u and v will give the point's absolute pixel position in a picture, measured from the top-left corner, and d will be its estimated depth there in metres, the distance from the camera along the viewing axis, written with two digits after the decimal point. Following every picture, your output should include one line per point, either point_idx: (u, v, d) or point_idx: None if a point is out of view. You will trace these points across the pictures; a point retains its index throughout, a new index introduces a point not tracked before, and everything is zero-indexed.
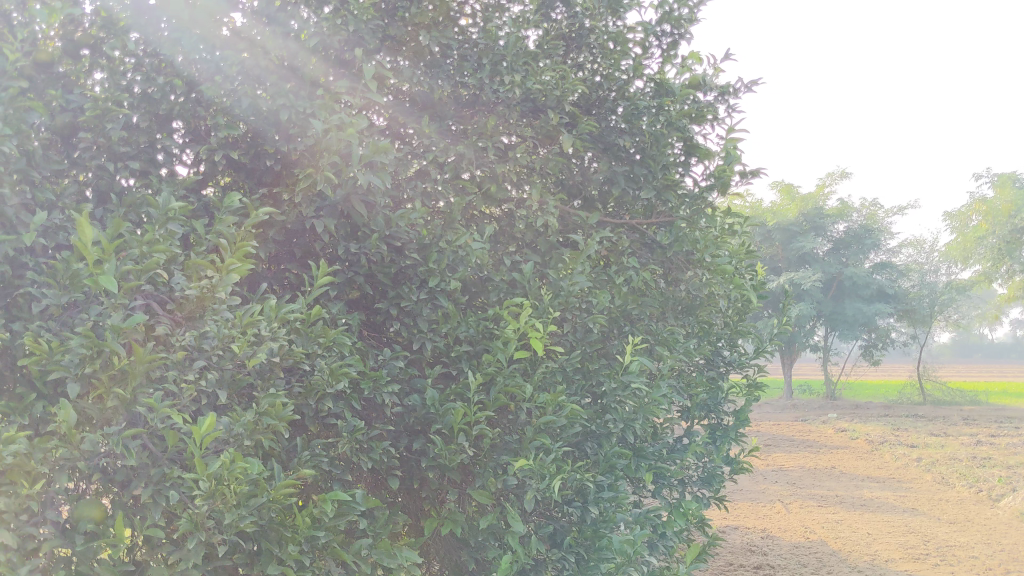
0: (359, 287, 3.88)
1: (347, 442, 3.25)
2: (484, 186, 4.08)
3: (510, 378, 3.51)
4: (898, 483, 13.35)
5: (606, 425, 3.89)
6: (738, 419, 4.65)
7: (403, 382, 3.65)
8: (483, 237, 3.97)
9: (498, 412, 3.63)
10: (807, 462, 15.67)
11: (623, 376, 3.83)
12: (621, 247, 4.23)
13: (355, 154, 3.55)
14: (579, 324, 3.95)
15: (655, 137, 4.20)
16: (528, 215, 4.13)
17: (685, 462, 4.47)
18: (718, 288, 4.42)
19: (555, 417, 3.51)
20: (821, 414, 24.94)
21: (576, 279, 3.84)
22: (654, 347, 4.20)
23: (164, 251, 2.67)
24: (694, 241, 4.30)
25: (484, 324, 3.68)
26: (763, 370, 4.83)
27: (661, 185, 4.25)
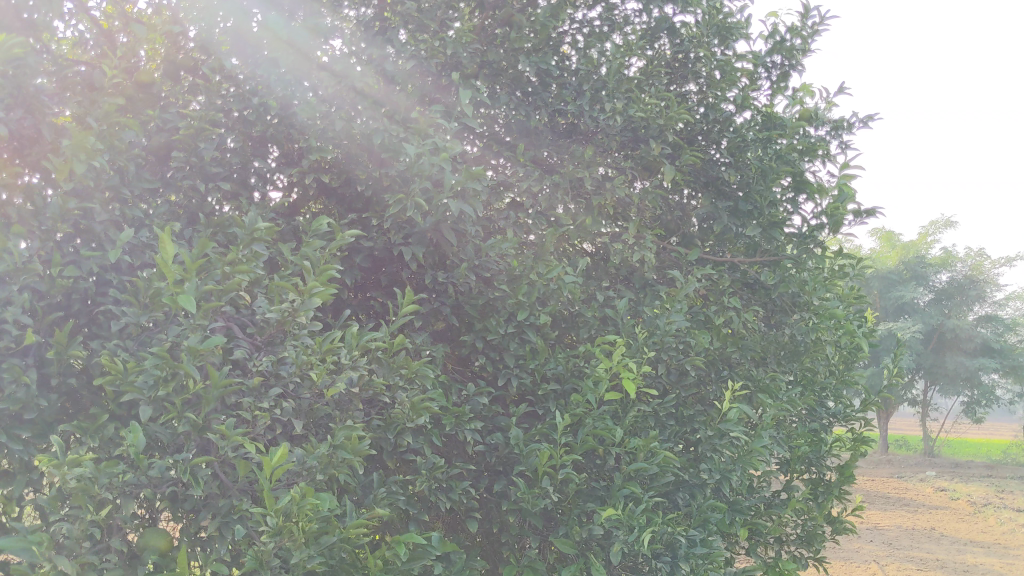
0: (445, 318, 3.75)
1: (426, 480, 3.11)
2: (579, 218, 3.90)
3: (600, 421, 3.31)
4: (1004, 551, 12.56)
5: (700, 476, 3.64)
6: (842, 475, 4.34)
7: (487, 419, 3.49)
8: (576, 271, 3.79)
9: (585, 456, 3.42)
10: (904, 522, 14.92)
11: (720, 424, 3.59)
12: (722, 286, 3.99)
13: (447, 179, 3.42)
14: (675, 366, 3.72)
15: (762, 171, 3.97)
16: (625, 249, 3.94)
17: (784, 519, 4.18)
18: (826, 333, 4.10)
19: (647, 463, 3.29)
20: (919, 471, 23.87)
21: (674, 319, 3.62)
22: (755, 394, 3.93)
23: (247, 271, 2.57)
24: (802, 283, 4.02)
25: (574, 361, 3.48)
26: (870, 424, 4.51)
27: (767, 222, 4.00)
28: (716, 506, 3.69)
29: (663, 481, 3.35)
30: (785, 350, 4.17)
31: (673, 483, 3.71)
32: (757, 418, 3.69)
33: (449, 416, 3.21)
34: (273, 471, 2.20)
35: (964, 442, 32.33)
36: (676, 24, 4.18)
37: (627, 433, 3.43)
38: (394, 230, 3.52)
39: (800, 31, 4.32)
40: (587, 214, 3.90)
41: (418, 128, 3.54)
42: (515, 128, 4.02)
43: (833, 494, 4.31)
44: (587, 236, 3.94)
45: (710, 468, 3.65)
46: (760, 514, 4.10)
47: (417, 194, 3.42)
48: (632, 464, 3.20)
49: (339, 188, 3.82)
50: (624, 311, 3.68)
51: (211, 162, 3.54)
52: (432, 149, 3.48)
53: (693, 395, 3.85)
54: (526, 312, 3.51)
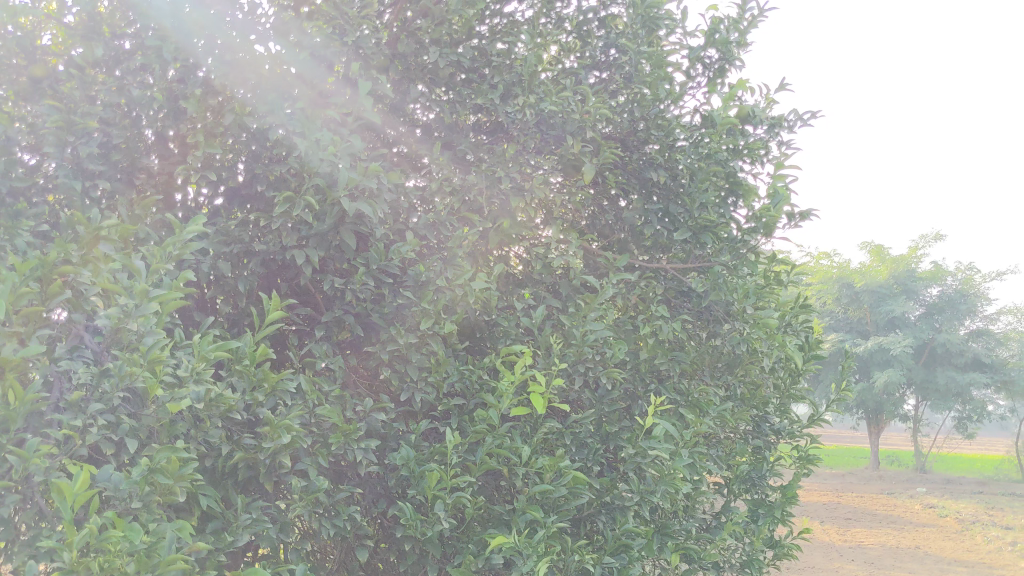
0: (349, 328, 3.50)
1: (305, 503, 2.84)
2: (496, 221, 3.66)
3: (503, 439, 3.05)
4: (988, 570, 12.29)
5: (621, 498, 3.39)
6: (785, 495, 4.09)
7: (386, 438, 3.23)
8: (491, 277, 3.54)
9: (490, 477, 3.15)
10: (888, 540, 14.65)
11: (642, 442, 3.34)
12: (651, 294, 3.74)
13: (340, 176, 3.17)
14: (595, 379, 3.47)
15: (691, 171, 3.72)
16: (546, 255, 3.70)
17: (720, 543, 3.92)
18: (762, 344, 3.84)
19: (553, 485, 3.03)
20: (909, 488, 23.61)
21: (592, 328, 3.37)
22: (685, 409, 3.68)
23: (79, 272, 2.32)
24: (734, 290, 3.73)
25: (479, 374, 3.22)
26: (817, 441, 4.26)
27: (698, 226, 3.75)
28: (639, 531, 3.44)
29: (572, 504, 3.10)
30: (721, 362, 3.91)
31: (594, 505, 3.46)
32: (684, 435, 3.44)
33: (336, 434, 2.96)
34: (76, 498, 1.93)
35: (956, 458, 32.05)
36: (605, 16, 3.94)
37: (536, 452, 3.17)
38: (286, 232, 3.27)
39: (738, 23, 4.08)
40: (505, 217, 3.65)
41: (314, 122, 3.30)
42: (432, 125, 3.78)
43: (776, 516, 4.06)
44: (507, 240, 3.69)
45: (631, 489, 3.39)
46: (694, 538, 3.84)
47: (307, 193, 3.17)
48: (534, 486, 2.94)
49: (239, 189, 3.58)
50: (540, 319, 3.43)
51: (90, 159, 3.29)
52: (326, 144, 3.23)
53: (617, 410, 3.60)
54: (430, 321, 3.25)
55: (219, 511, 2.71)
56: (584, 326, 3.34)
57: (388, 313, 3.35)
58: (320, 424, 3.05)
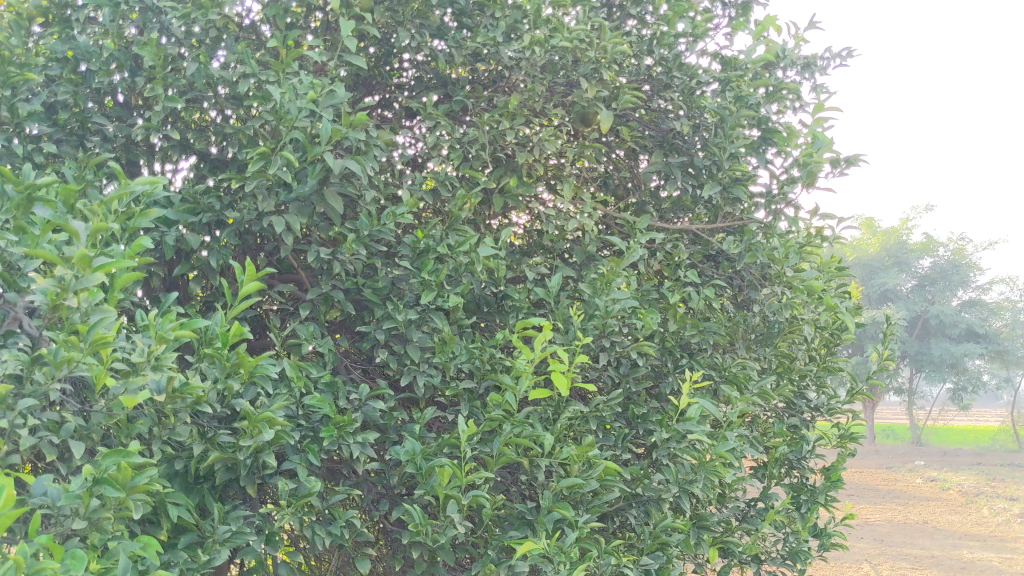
0: (339, 306, 3.08)
1: (294, 509, 2.43)
2: (502, 180, 3.24)
3: (523, 426, 2.63)
4: (1000, 543, 12.01)
5: (655, 489, 2.98)
6: (829, 479, 3.69)
7: (386, 430, 2.82)
8: (498, 243, 3.12)
9: (508, 471, 2.74)
10: (894, 515, 14.39)
11: (679, 424, 2.94)
12: (678, 258, 3.34)
13: (322, 128, 2.73)
14: (621, 355, 3.06)
15: (720, 117, 3.31)
16: (559, 218, 3.29)
17: (762, 534, 3.52)
18: (803, 311, 3.43)
19: (582, 478, 2.62)
20: (907, 461, 23.43)
21: (617, 297, 2.95)
22: (721, 385, 3.28)
23: (5, 239, 1.89)
24: (771, 251, 3.32)
25: (491, 353, 2.81)
26: (858, 417, 3.87)
27: (729, 179, 3.35)
28: (676, 525, 3.04)
29: (603, 499, 2.68)
30: (755, 333, 3.51)
31: (623, 497, 3.06)
32: (724, 415, 3.03)
33: (328, 427, 2.54)
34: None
35: (952, 429, 31.93)
36: None
37: (560, 440, 2.76)
38: (261, 196, 2.83)
39: None
40: (512, 176, 3.23)
41: (290, 68, 2.86)
42: (424, 77, 3.36)
43: (819, 502, 3.67)
44: (515, 203, 3.28)
45: (667, 479, 2.99)
46: (732, 530, 3.45)
47: (285, 149, 2.73)
48: (562, 480, 2.52)
49: (208, 153, 3.15)
50: (557, 289, 3.01)
51: (34, 120, 2.86)
52: (305, 92, 2.79)
53: (644, 390, 3.20)
54: (432, 294, 2.82)
55: (193, 523, 2.29)
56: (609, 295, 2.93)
57: (382, 287, 2.93)
58: (308, 416, 2.63)
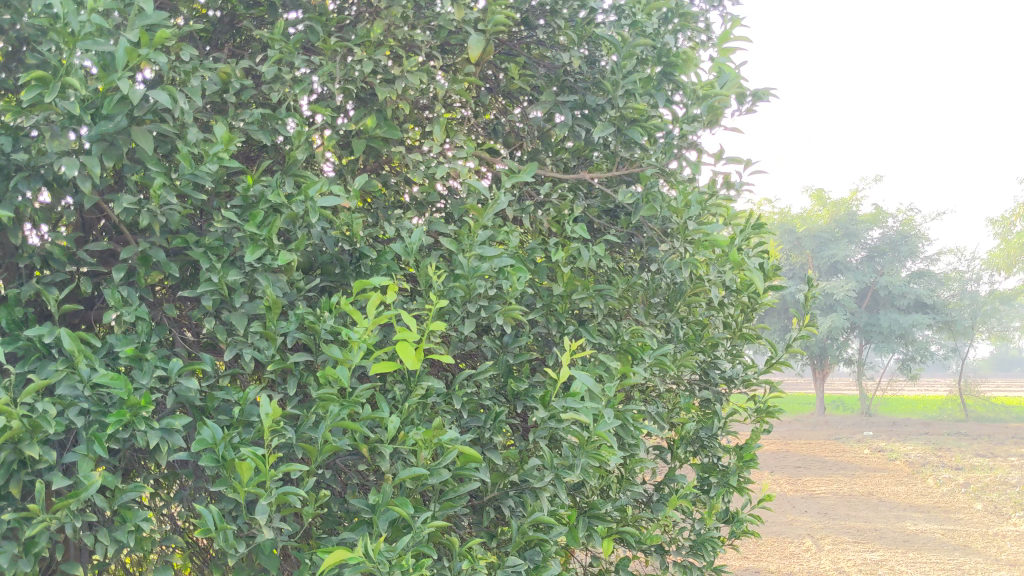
0: (161, 268, 2.62)
1: (64, 512, 1.97)
2: (360, 120, 2.79)
3: (359, 407, 2.19)
4: (944, 514, 11.88)
5: (531, 476, 2.57)
6: (741, 459, 3.31)
7: (205, 413, 2.37)
8: (352, 193, 2.67)
9: (348, 461, 2.31)
10: (840, 486, 14.24)
11: (557, 402, 2.52)
12: (566, 211, 2.92)
13: (115, 52, 2.23)
14: (494, 321, 2.63)
15: (613, 48, 2.89)
16: (428, 165, 2.85)
17: (665, 523, 3.12)
18: (709, 270, 3.03)
19: (431, 468, 2.19)
20: (857, 431, 23.49)
21: (483, 253, 2.52)
22: (615, 356, 2.87)
23: None
24: (670, 201, 2.91)
25: (328, 320, 2.36)
26: (777, 390, 3.49)
27: (623, 119, 2.93)
28: (558, 516, 2.64)
29: (459, 492, 2.26)
30: (658, 297, 3.11)
31: (497, 486, 2.66)
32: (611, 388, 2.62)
33: (117, 412, 2.08)
34: None
35: (901, 399, 32.15)
36: None
37: (409, 424, 2.32)
38: (50, 133, 2.34)
39: None
40: (371, 115, 2.78)
41: None
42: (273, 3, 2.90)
43: (732, 485, 3.29)
44: (378, 147, 2.83)
45: (544, 465, 2.57)
46: (631, 518, 3.05)
47: (68, 73, 2.25)
48: (401, 472, 2.09)
49: (9, 88, 2.66)
50: (417, 245, 2.58)
51: None
52: (98, 5, 2.31)
53: (526, 362, 2.79)
54: (259, 250, 2.37)
55: None
56: (474, 251, 2.49)
57: (205, 243, 2.47)
58: (101, 398, 2.17)
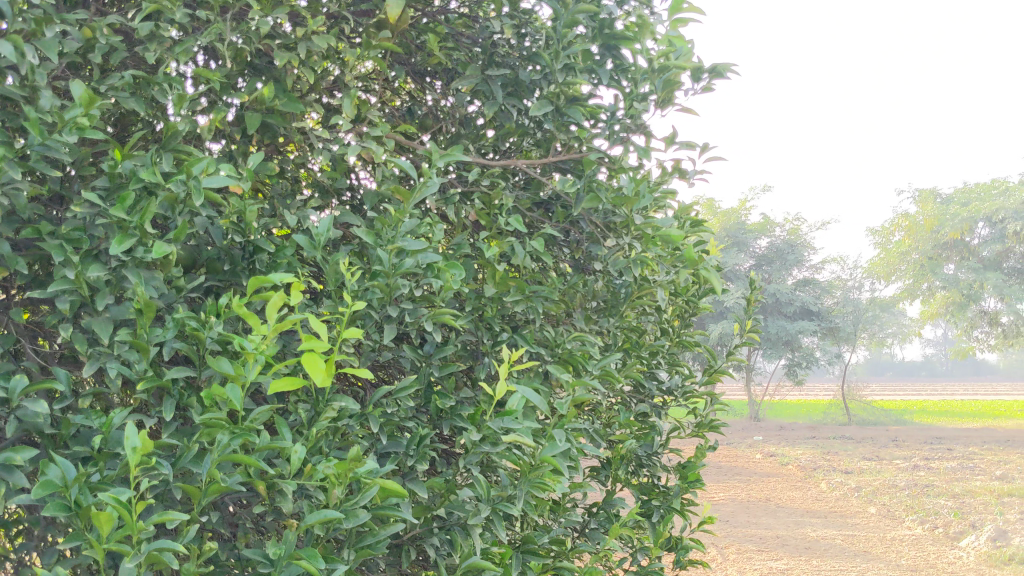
0: (5, 264, 2.12)
1: None
2: (254, 91, 2.35)
3: (255, 434, 1.76)
4: (841, 519, 11.96)
5: (460, 510, 2.17)
6: (685, 480, 2.99)
7: (57, 443, 1.89)
8: (246, 175, 2.23)
9: (241, 500, 1.87)
10: (737, 493, 14.26)
11: (493, 422, 2.13)
12: (496, 201, 2.55)
13: None
14: (417, 329, 2.23)
15: (550, 15, 2.52)
16: (337, 145, 2.43)
17: (605, 555, 2.77)
18: (655, 270, 2.70)
19: (345, 510, 1.77)
20: (748, 437, 23.84)
21: (406, 247, 2.12)
22: (553, 367, 2.50)
23: None
24: (615, 191, 2.56)
25: (215, 327, 1.92)
26: (719, 402, 3.19)
27: (562, 98, 2.57)
28: (491, 556, 2.26)
29: (379, 536, 1.86)
30: (596, 300, 2.76)
31: (419, 522, 2.25)
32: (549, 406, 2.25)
33: None
34: None
35: (787, 404, 32.91)
36: None
37: (317, 453, 1.90)
38: None
39: None
40: (270, 84, 2.35)
41: None
42: None
43: (674, 508, 2.97)
44: (276, 123, 2.39)
45: (477, 497, 2.18)
46: (568, 551, 2.69)
47: None
48: (310, 517, 1.67)
49: None
50: (325, 236, 2.16)
51: None
52: None
53: (452, 375, 2.40)
54: (129, 241, 1.91)
55: None
56: (396, 244, 2.08)
57: (61, 232, 1.99)
58: None
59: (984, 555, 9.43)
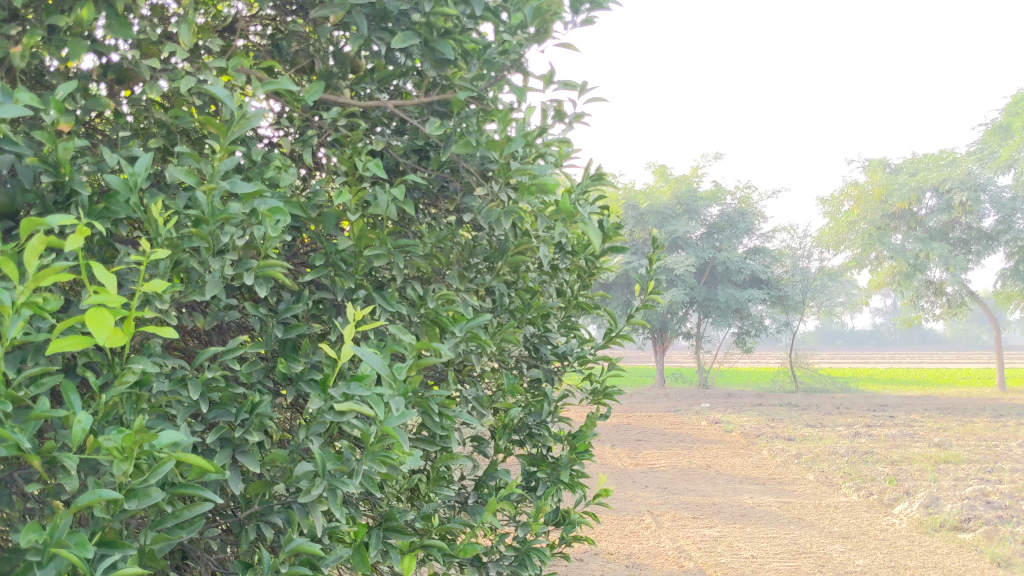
0: None
1: None
2: (74, 14, 2.07)
3: (24, 400, 1.51)
4: (779, 486, 11.96)
5: (297, 484, 1.95)
6: (574, 450, 2.79)
7: None
8: (58, 107, 1.97)
9: (22, 475, 1.63)
10: (679, 459, 14.25)
11: (333, 388, 1.89)
12: (358, 144, 2.30)
13: None
14: (253, 282, 1.99)
15: None
16: (174, 78, 2.17)
17: (482, 532, 2.57)
18: (536, 224, 2.48)
19: (134, 488, 1.54)
20: (694, 404, 23.92)
21: (230, 189, 1.87)
22: (418, 328, 2.28)
23: None
24: (489, 135, 2.33)
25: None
26: (616, 368, 3.00)
27: (432, 31, 2.32)
28: (337, 535, 2.04)
29: (180, 518, 1.62)
30: (476, 256, 2.54)
31: (258, 498, 2.03)
32: (393, 369, 2.00)
33: None
34: None
35: (735, 372, 33.17)
36: None
37: (114, 422, 1.66)
38: None
39: None
40: (91, 6, 2.07)
41: None
42: None
43: (562, 480, 2.77)
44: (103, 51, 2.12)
45: (315, 474, 1.94)
46: (441, 527, 2.48)
47: None
48: (80, 495, 1.42)
49: None
50: (143, 177, 1.87)
51: None
52: None
53: (302, 336, 2.16)
54: None
55: None
56: (219, 186, 1.84)
57: None
58: None
59: (916, 522, 9.44)
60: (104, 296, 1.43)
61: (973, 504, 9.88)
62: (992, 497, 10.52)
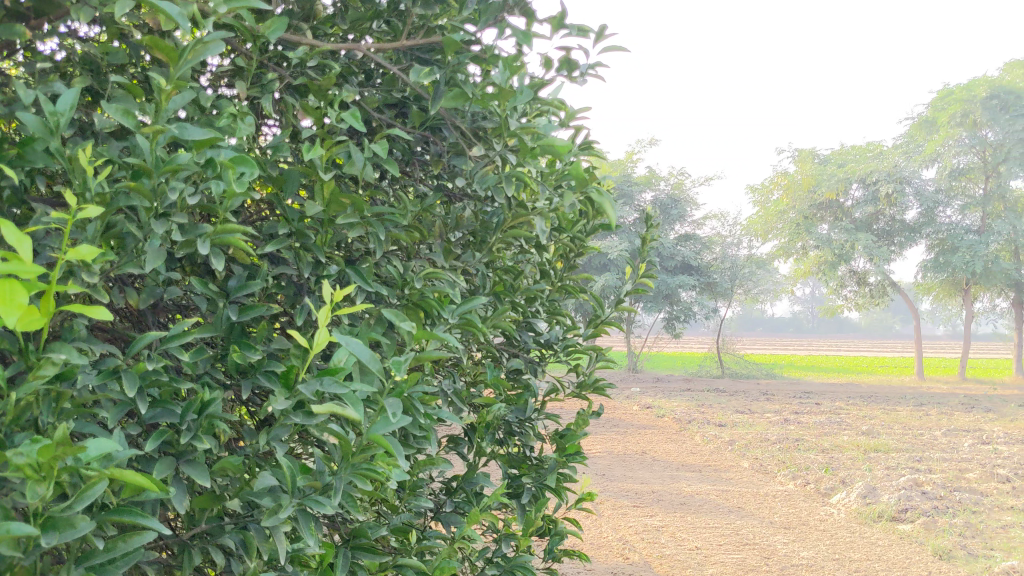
0: None
1: None
2: None
3: None
4: (715, 474, 11.87)
5: (257, 503, 1.59)
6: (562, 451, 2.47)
7: None
8: None
9: None
10: (613, 445, 14.08)
11: (304, 386, 1.53)
12: (329, 94, 1.94)
13: None
14: (205, 252, 1.62)
15: None
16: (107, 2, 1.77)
17: (462, 546, 2.24)
18: (532, 195, 2.14)
19: (55, 518, 1.17)
20: (625, 388, 23.88)
21: (180, 136, 1.49)
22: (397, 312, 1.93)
23: None
24: (484, 87, 1.98)
25: None
26: (604, 359, 2.68)
27: None
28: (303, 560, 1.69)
29: (115, 552, 1.27)
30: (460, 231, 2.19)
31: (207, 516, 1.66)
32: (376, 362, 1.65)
33: None
34: None
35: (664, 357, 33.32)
36: None
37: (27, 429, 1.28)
38: None
39: None
40: None
41: None
42: None
43: (548, 485, 2.45)
44: None
45: (280, 489, 1.58)
46: (416, 541, 2.14)
47: None
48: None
49: None
50: (67, 118, 1.46)
51: None
52: None
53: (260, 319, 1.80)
54: None
55: None
56: (166, 131, 1.47)
57: None
58: None
59: (855, 513, 9.41)
60: (14, 264, 1.03)
61: (910, 494, 9.90)
62: (928, 487, 10.57)
